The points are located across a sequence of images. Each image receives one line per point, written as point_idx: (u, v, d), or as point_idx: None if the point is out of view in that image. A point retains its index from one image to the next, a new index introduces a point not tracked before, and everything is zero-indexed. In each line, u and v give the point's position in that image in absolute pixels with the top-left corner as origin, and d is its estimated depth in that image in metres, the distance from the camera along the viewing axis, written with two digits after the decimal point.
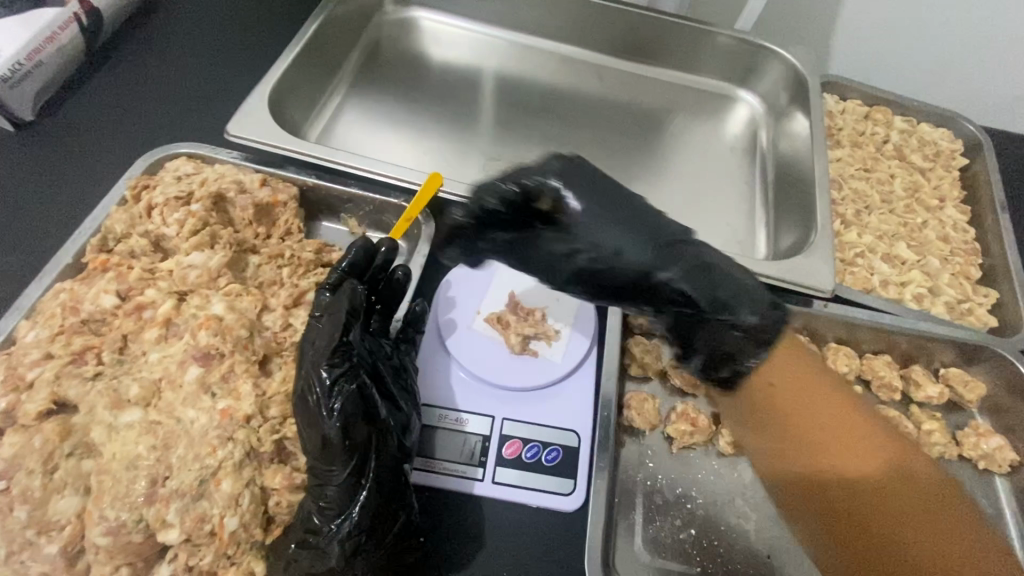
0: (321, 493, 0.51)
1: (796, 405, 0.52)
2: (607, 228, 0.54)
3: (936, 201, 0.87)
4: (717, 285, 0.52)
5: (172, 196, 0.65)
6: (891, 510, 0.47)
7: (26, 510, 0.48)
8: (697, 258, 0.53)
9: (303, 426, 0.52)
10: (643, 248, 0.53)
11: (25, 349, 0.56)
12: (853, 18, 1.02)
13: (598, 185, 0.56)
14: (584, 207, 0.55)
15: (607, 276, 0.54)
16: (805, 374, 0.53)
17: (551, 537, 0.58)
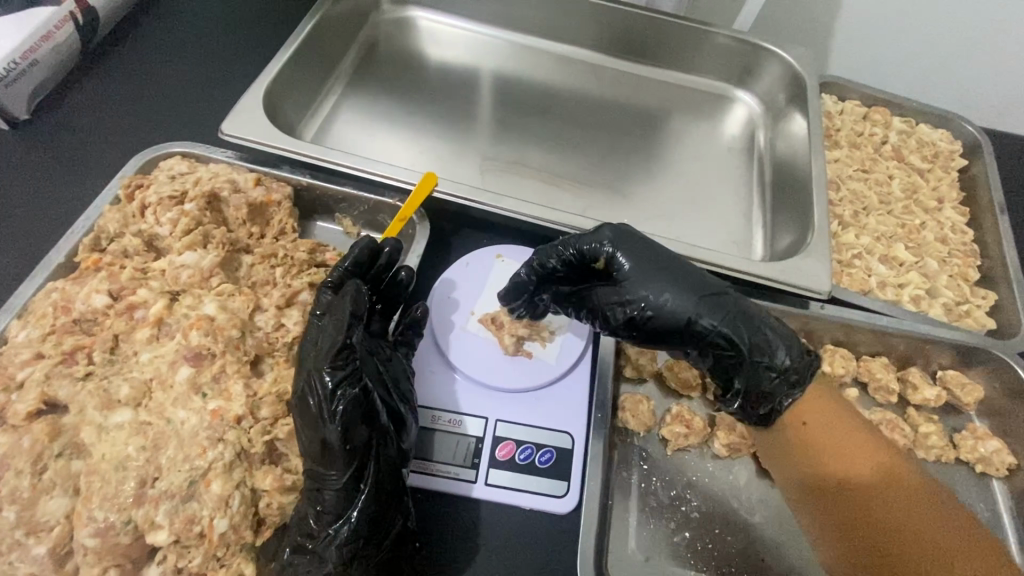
0: (320, 498, 0.51)
1: (820, 436, 0.58)
2: (656, 281, 0.58)
3: (934, 202, 0.87)
4: (757, 332, 0.57)
5: (166, 196, 0.65)
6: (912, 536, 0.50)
7: (15, 511, 0.47)
8: (739, 307, 0.58)
9: (303, 429, 0.52)
10: (690, 298, 0.57)
11: (16, 349, 0.56)
12: (852, 18, 1.01)
13: (646, 241, 0.62)
14: (632, 263, 0.60)
15: (658, 326, 0.58)
16: (830, 411, 0.60)
17: (543, 539, 0.58)
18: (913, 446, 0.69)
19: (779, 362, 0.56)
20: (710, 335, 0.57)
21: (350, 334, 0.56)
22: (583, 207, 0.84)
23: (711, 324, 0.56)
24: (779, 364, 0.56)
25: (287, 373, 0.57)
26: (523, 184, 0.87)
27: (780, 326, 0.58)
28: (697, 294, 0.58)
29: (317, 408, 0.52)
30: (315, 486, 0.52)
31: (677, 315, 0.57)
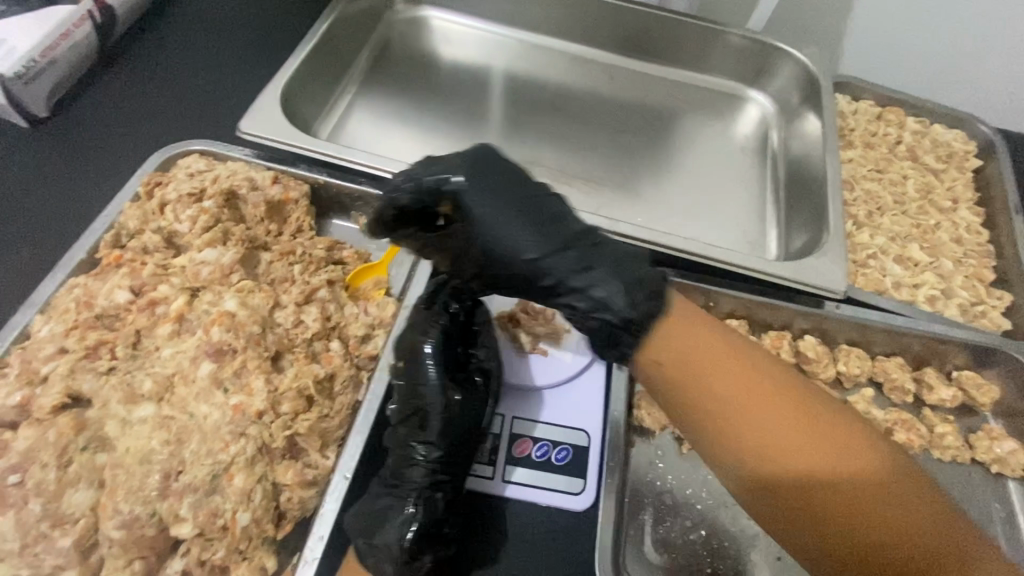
0: (447, 483, 0.55)
1: (721, 387, 0.44)
2: (504, 222, 0.51)
3: (948, 203, 0.87)
4: (606, 286, 0.48)
5: (185, 193, 0.66)
6: (845, 478, 0.41)
7: (41, 504, 0.48)
8: (594, 256, 0.50)
9: (452, 448, 0.56)
10: (534, 241, 0.50)
11: (40, 344, 0.56)
12: (866, 17, 1.01)
13: (502, 176, 0.53)
14: (480, 202, 0.52)
15: (505, 277, 0.53)
16: (710, 350, 0.46)
17: (561, 536, 0.57)
18: (929, 446, 0.69)
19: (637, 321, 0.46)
20: (548, 285, 0.50)
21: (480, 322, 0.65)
22: (596, 206, 0.85)
23: (548, 272, 0.50)
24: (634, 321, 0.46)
25: (307, 369, 0.58)
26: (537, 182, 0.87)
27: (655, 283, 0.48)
28: (547, 237, 0.51)
29: (475, 389, 0.60)
30: (447, 472, 0.55)
31: (518, 260, 0.51)
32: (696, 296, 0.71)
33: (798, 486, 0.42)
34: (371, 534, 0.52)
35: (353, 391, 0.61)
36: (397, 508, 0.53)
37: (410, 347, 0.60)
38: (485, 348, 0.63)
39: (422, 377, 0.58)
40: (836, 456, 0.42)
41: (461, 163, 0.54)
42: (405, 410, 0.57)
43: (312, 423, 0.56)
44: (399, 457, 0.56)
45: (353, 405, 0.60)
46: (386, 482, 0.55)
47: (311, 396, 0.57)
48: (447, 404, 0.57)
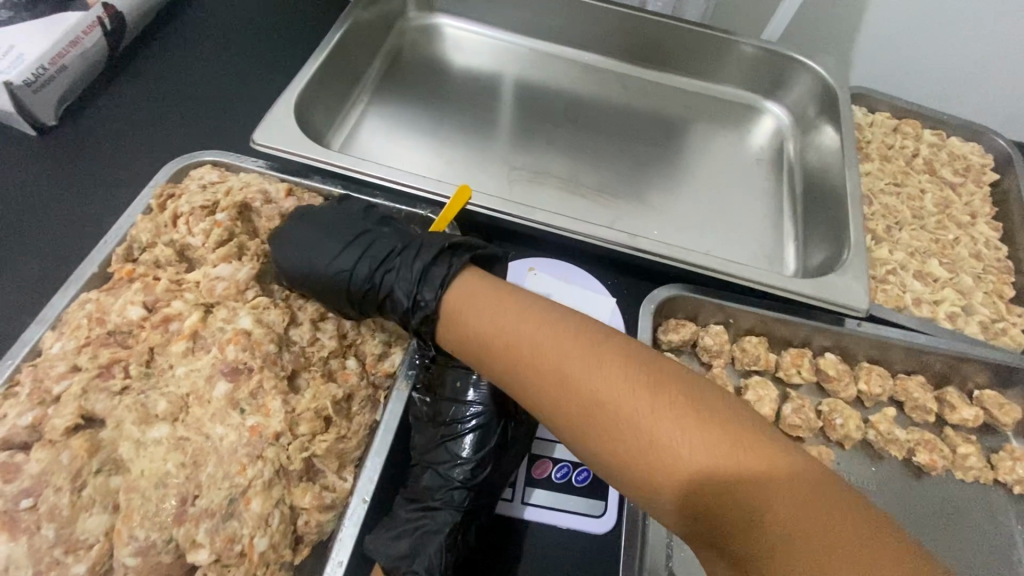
0: (485, 507, 0.56)
1: (514, 333, 0.50)
2: (327, 254, 0.60)
3: (967, 217, 0.86)
4: (409, 281, 0.58)
5: (198, 206, 0.64)
6: (618, 399, 0.44)
7: (53, 529, 0.47)
8: (399, 258, 0.59)
9: (494, 471, 0.57)
10: (354, 263, 0.60)
11: (51, 362, 0.55)
12: (885, 27, 1.00)
13: (320, 226, 0.62)
14: (301, 247, 0.60)
15: (358, 307, 0.61)
16: (508, 306, 0.53)
17: (583, 559, 0.56)
18: (951, 466, 0.68)
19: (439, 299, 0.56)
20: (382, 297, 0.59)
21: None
22: (611, 219, 0.84)
23: (372, 282, 0.59)
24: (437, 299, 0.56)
25: (325, 390, 0.57)
26: (550, 194, 0.86)
27: (442, 270, 0.57)
28: (359, 258, 0.60)
29: (522, 418, 0.60)
30: (486, 496, 0.56)
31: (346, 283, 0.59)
32: (714, 312, 0.71)
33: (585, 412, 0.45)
34: (412, 559, 0.52)
35: (371, 411, 0.59)
36: (436, 532, 0.53)
37: (460, 366, 0.61)
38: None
39: (466, 396, 0.60)
40: (610, 381, 0.45)
41: (286, 227, 0.62)
42: (450, 428, 0.58)
43: (330, 444, 0.55)
44: (435, 476, 0.56)
45: (370, 425, 0.59)
46: (419, 504, 0.55)
47: (328, 416, 0.56)
48: (494, 428, 0.58)
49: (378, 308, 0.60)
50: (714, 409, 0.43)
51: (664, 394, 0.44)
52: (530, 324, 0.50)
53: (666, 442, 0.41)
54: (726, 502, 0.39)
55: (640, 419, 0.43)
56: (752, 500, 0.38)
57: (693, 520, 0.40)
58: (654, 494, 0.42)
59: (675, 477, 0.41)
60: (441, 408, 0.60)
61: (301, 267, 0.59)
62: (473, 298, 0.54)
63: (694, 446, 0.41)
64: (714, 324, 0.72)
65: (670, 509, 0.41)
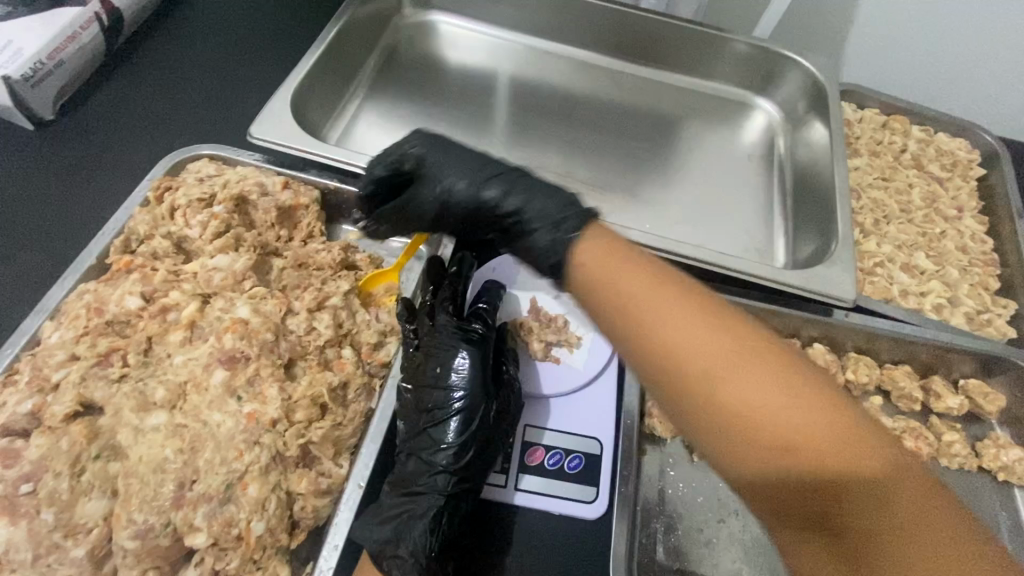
0: (468, 491, 0.55)
1: (623, 286, 0.42)
2: (451, 168, 0.60)
3: (954, 211, 0.87)
4: (533, 198, 0.55)
5: (196, 198, 0.65)
6: (744, 369, 0.38)
7: (53, 513, 0.48)
8: (523, 184, 0.57)
9: (478, 456, 0.56)
10: (472, 182, 0.58)
11: (50, 350, 0.56)
12: (873, 25, 1.01)
13: (450, 141, 0.62)
14: (430, 158, 0.61)
15: (468, 217, 0.59)
16: (615, 259, 0.45)
17: (575, 544, 0.57)
18: (936, 454, 0.69)
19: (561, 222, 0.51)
20: (497, 210, 0.57)
21: (508, 345, 0.65)
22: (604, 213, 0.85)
23: (491, 197, 0.57)
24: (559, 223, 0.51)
25: (321, 377, 0.57)
26: None
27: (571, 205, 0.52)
28: (480, 177, 0.58)
29: (505, 401, 0.59)
30: (469, 480, 0.55)
31: (463, 198, 0.58)
32: None
33: (703, 378, 0.39)
34: (397, 544, 0.52)
35: (366, 399, 0.60)
36: (421, 516, 0.53)
37: (442, 351, 0.60)
38: (515, 368, 0.63)
39: (448, 381, 0.58)
40: (733, 351, 0.39)
41: (416, 137, 0.63)
42: (434, 413, 0.57)
43: (326, 431, 0.55)
44: (419, 462, 0.56)
45: (365, 413, 0.59)
46: (404, 490, 0.55)
47: (324, 404, 0.57)
48: (478, 412, 0.57)
49: (490, 221, 0.58)
50: (840, 397, 0.38)
51: (794, 377, 0.38)
52: (639, 274, 0.43)
53: (793, 420, 0.36)
54: (850, 490, 0.35)
55: (766, 392, 0.37)
56: (875, 492, 0.35)
57: (801, 505, 0.37)
58: (762, 472, 0.37)
59: (795, 460, 0.36)
60: (423, 395, 0.58)
61: (429, 172, 0.61)
62: (586, 241, 0.47)
63: (826, 442, 0.36)
64: None
65: (778, 489, 0.37)
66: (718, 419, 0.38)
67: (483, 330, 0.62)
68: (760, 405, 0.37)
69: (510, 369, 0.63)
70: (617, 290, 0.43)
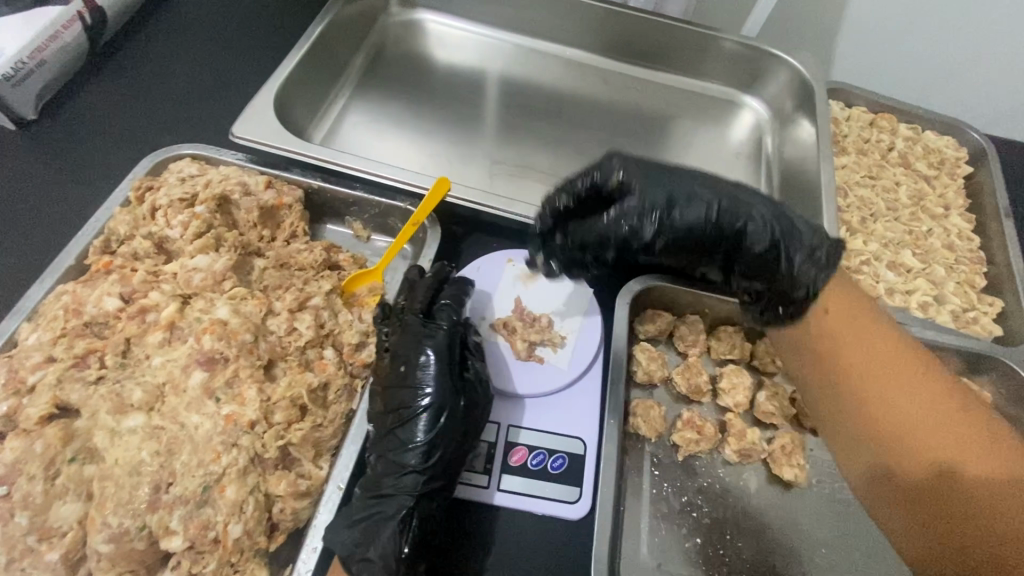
0: (439, 490, 0.54)
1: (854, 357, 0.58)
2: (677, 193, 0.56)
3: (940, 209, 0.88)
4: (800, 236, 0.56)
5: (177, 198, 0.65)
6: (920, 417, 0.52)
7: (27, 517, 0.47)
8: (743, 198, 0.57)
9: (451, 456, 0.55)
10: (709, 203, 0.56)
11: (27, 353, 0.55)
12: (861, 23, 1.01)
13: (654, 163, 0.58)
14: (645, 184, 0.56)
15: (692, 244, 0.57)
16: (863, 329, 0.58)
17: (555, 544, 0.57)
18: None
19: (801, 238, 0.56)
20: (740, 244, 0.56)
21: (473, 338, 0.63)
22: None
23: (733, 226, 0.56)
24: (803, 241, 0.56)
25: (301, 378, 0.57)
26: (532, 187, 0.87)
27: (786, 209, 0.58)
28: (710, 196, 0.56)
29: (473, 395, 0.57)
30: (440, 478, 0.54)
31: (700, 224, 0.55)
32: (692, 301, 0.71)
33: (884, 419, 0.54)
34: (366, 547, 0.50)
35: (348, 400, 0.60)
36: (390, 518, 0.51)
37: (408, 349, 0.57)
38: (480, 362, 0.61)
39: (417, 380, 0.56)
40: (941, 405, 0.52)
41: (617, 158, 0.58)
42: (400, 413, 0.55)
43: (306, 432, 0.55)
44: (389, 463, 0.54)
45: (346, 414, 0.59)
46: (373, 492, 0.53)
47: (304, 405, 0.56)
48: (447, 407, 0.55)
49: (724, 252, 0.58)
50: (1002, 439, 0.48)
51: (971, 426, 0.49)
52: (884, 341, 0.57)
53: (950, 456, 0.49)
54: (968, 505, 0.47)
55: (942, 431, 0.50)
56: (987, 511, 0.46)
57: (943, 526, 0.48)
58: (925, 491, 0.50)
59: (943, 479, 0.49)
60: (389, 395, 0.56)
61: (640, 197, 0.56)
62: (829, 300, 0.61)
63: (986, 471, 0.47)
64: (690, 314, 0.72)
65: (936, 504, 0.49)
66: (892, 445, 0.53)
67: (447, 324, 0.60)
68: (925, 441, 0.51)
69: (475, 362, 0.60)
70: (835, 342, 0.60)
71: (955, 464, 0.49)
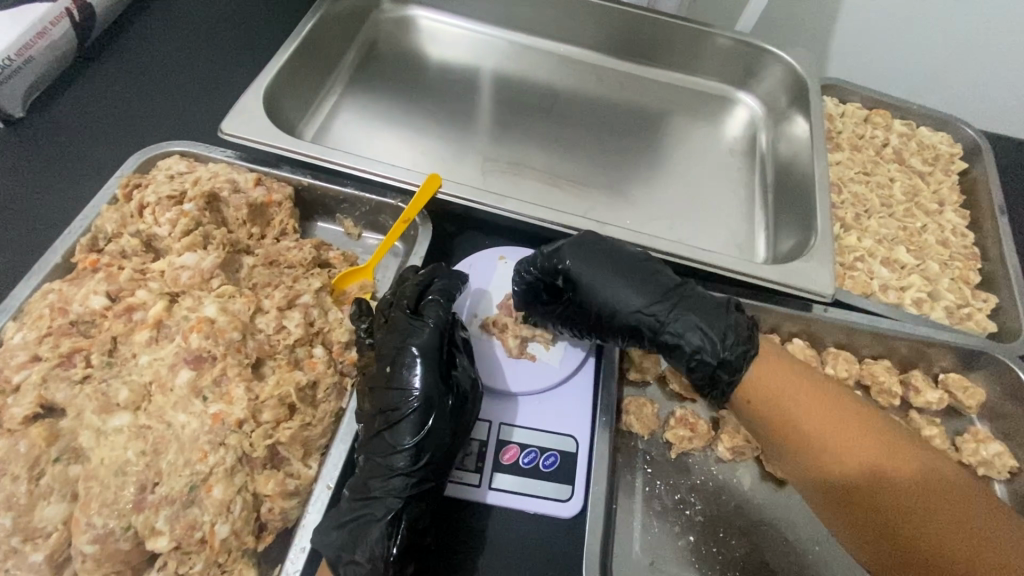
0: (428, 492, 0.54)
1: (804, 407, 0.54)
2: (607, 284, 0.62)
3: (935, 206, 0.87)
4: (712, 339, 0.58)
5: (164, 195, 0.64)
6: (882, 476, 0.50)
7: (11, 517, 0.47)
8: (672, 300, 0.61)
9: (442, 458, 0.54)
10: (635, 296, 0.61)
11: (12, 352, 0.54)
12: (857, 18, 1.01)
13: (603, 250, 0.64)
14: (582, 271, 0.62)
15: (621, 331, 0.63)
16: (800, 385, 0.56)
17: (547, 542, 0.57)
18: None
19: (708, 347, 0.58)
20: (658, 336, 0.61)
21: (460, 335, 0.62)
22: (583, 208, 0.84)
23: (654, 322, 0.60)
24: (710, 348, 0.58)
25: (289, 377, 0.56)
26: (526, 184, 0.86)
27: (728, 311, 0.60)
28: (644, 289, 0.62)
29: (462, 394, 0.56)
30: (430, 480, 0.54)
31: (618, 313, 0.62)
32: None
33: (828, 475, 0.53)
34: (353, 550, 0.50)
35: (337, 399, 0.59)
36: (378, 520, 0.51)
37: (396, 350, 0.56)
38: (468, 360, 0.60)
39: (403, 380, 0.55)
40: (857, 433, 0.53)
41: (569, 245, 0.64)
42: (388, 415, 0.54)
43: (294, 431, 0.54)
44: (376, 466, 0.53)
45: (336, 413, 0.58)
46: (360, 494, 0.52)
47: (293, 404, 0.56)
48: (436, 409, 0.54)
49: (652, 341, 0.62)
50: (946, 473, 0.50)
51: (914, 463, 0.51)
52: (805, 396, 0.55)
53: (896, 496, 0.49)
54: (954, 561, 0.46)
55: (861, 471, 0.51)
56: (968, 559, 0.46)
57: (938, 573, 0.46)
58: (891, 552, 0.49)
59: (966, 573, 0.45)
60: (376, 397, 0.55)
61: (578, 284, 0.63)
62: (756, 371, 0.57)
63: (910, 481, 0.50)
64: None
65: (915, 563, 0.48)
66: (903, 529, 0.48)
67: (434, 321, 0.58)
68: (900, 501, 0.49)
69: (462, 360, 0.59)
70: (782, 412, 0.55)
71: (883, 477, 0.50)
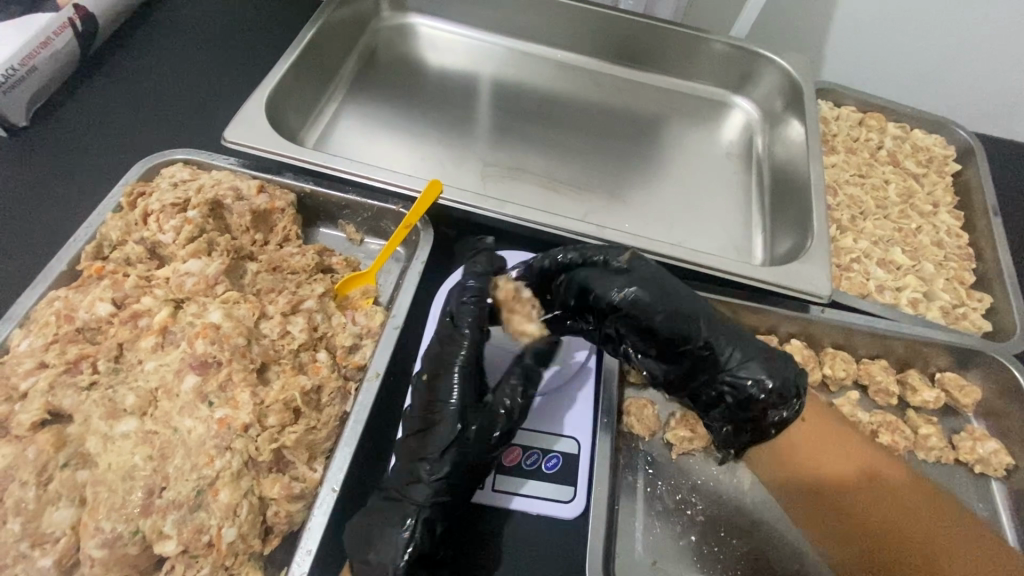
0: (447, 505, 0.53)
1: (822, 447, 0.63)
2: (663, 291, 0.60)
3: (929, 207, 0.88)
4: (765, 369, 0.57)
5: (169, 202, 0.65)
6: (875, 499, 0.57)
7: (19, 523, 0.47)
8: (722, 325, 0.59)
9: (461, 475, 0.54)
10: (684, 311, 0.58)
11: (18, 359, 0.55)
12: (849, 24, 1.02)
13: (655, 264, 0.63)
14: (640, 275, 0.60)
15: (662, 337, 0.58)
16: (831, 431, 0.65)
17: (552, 544, 0.58)
18: (913, 447, 0.70)
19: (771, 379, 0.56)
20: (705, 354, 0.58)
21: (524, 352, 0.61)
22: (583, 212, 0.85)
23: (706, 344, 0.58)
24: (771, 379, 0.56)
25: (294, 381, 0.57)
26: (525, 189, 0.87)
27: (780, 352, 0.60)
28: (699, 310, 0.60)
29: (494, 416, 0.56)
30: (448, 493, 0.53)
31: (669, 325, 0.58)
32: None
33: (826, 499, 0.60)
34: (367, 549, 0.51)
35: (341, 402, 0.59)
36: (394, 525, 0.52)
37: (437, 363, 0.58)
38: (519, 379, 0.59)
39: (439, 394, 0.56)
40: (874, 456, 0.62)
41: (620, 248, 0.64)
42: (419, 424, 0.56)
43: (299, 435, 0.55)
44: (402, 470, 0.55)
45: (341, 416, 0.59)
46: (385, 496, 0.54)
47: (297, 408, 0.56)
48: (463, 426, 0.54)
49: (690, 358, 0.59)
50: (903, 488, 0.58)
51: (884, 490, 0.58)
52: (842, 447, 0.63)
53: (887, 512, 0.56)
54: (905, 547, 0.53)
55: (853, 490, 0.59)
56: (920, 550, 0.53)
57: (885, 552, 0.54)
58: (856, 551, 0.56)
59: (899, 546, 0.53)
60: (417, 405, 0.57)
61: (631, 283, 0.59)
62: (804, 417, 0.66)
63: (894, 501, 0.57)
64: None
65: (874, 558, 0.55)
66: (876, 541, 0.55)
67: (474, 335, 0.58)
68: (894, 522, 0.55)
69: (512, 380, 0.59)
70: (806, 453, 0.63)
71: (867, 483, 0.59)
